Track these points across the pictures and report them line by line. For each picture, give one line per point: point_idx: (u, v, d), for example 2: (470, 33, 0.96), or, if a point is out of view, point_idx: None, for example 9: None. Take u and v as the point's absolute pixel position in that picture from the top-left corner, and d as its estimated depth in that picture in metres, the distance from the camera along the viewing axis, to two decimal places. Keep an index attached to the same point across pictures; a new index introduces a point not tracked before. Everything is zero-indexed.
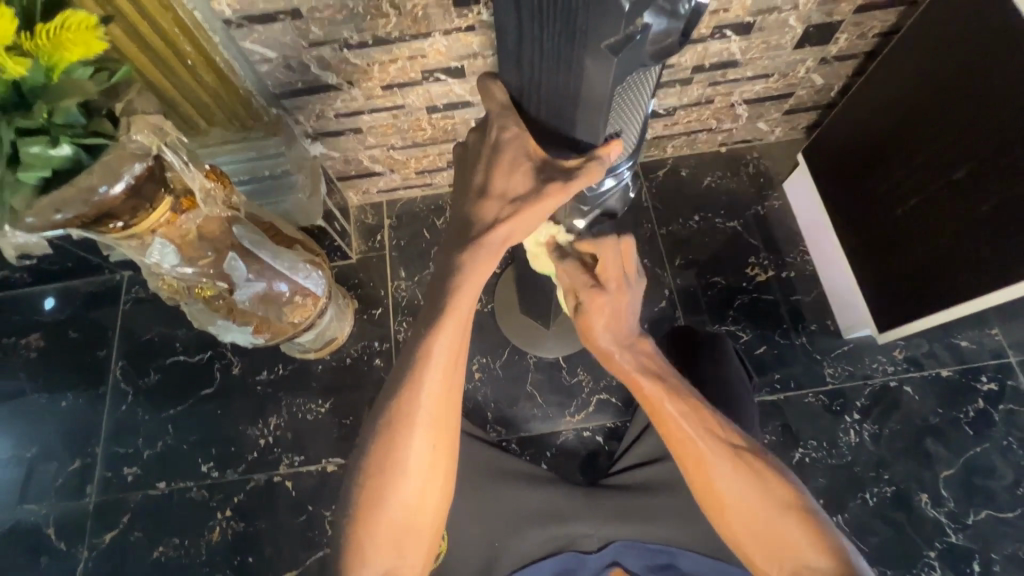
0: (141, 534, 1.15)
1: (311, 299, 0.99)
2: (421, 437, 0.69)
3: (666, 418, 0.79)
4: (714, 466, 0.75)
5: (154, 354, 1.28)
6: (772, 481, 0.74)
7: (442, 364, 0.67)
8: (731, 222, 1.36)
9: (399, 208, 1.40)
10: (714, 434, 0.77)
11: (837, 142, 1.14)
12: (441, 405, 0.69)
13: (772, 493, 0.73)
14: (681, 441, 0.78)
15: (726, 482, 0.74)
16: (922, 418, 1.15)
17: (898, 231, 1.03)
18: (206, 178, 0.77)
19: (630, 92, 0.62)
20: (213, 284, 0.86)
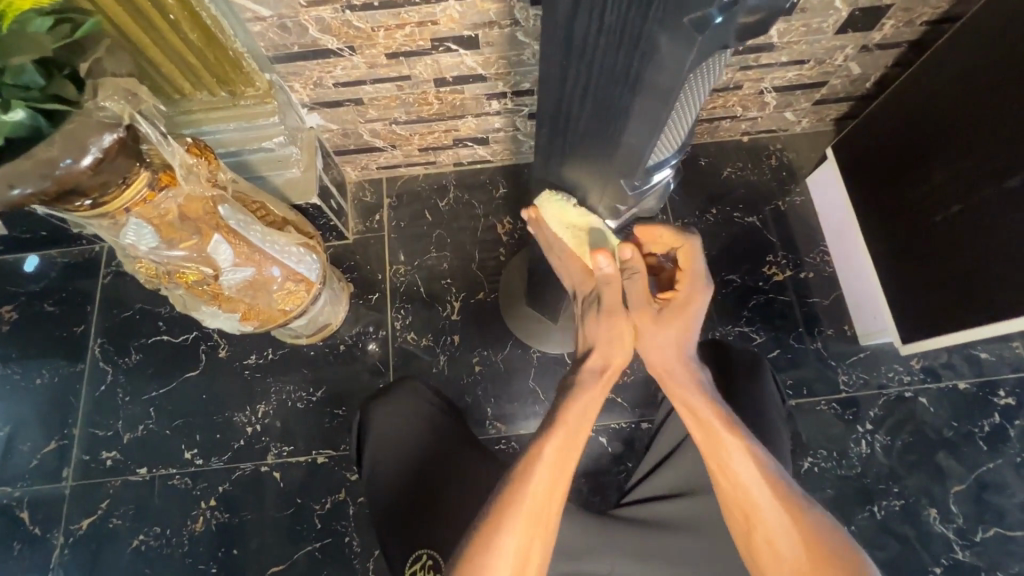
0: (121, 521, 1.10)
1: (304, 286, 0.92)
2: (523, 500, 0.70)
3: (731, 469, 0.74)
4: (770, 520, 0.73)
5: (135, 332, 1.21)
6: (835, 553, 0.71)
7: (577, 413, 0.74)
8: (750, 218, 1.29)
9: (400, 186, 1.32)
10: (782, 494, 0.73)
11: (873, 140, 1.07)
12: (569, 457, 0.73)
13: (837, 565, 0.70)
14: (744, 494, 0.74)
15: (783, 544, 0.72)
16: (936, 431, 1.12)
17: (935, 239, 0.97)
18: (187, 153, 0.70)
19: (694, 83, 0.56)
20: (196, 268, 0.78)
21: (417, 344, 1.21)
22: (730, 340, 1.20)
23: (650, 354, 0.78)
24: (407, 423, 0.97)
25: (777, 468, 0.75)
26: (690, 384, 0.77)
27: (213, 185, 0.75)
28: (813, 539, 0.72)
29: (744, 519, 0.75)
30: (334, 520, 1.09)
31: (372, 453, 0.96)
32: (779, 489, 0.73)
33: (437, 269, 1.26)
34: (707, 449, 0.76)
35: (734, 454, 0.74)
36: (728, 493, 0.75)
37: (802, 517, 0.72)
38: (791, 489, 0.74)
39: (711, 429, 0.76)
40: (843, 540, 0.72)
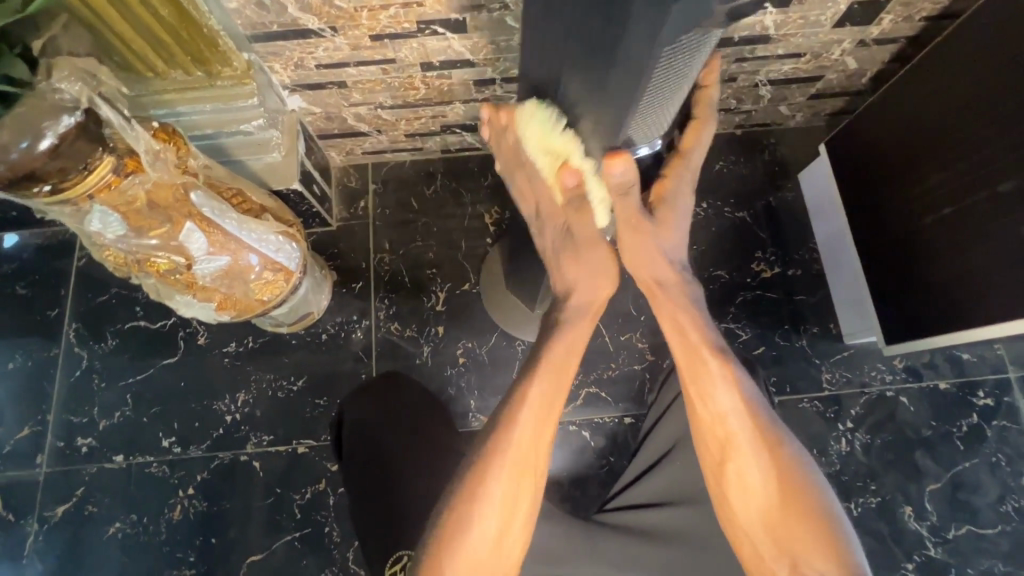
0: (97, 509, 1.08)
1: (283, 276, 0.90)
2: (504, 476, 0.70)
3: (710, 401, 0.74)
4: (744, 453, 0.73)
5: (112, 317, 1.18)
6: (806, 487, 0.71)
7: (561, 353, 0.74)
8: (740, 213, 1.28)
9: (386, 172, 1.29)
10: (761, 426, 0.73)
11: (868, 137, 1.06)
12: (553, 408, 0.73)
13: (806, 498, 0.71)
14: (720, 426, 0.74)
15: (755, 479, 0.72)
16: (915, 430, 1.13)
17: (923, 242, 0.97)
18: (153, 138, 0.70)
19: (679, 59, 0.53)
20: (168, 258, 0.76)
21: (400, 335, 1.19)
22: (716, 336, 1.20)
23: (638, 269, 0.76)
24: (389, 411, 0.98)
25: (756, 393, 0.75)
26: (680, 296, 0.76)
27: (184, 172, 0.74)
28: (785, 472, 0.72)
29: (718, 448, 0.74)
30: (314, 510, 1.08)
31: (349, 441, 0.97)
32: (758, 422, 0.73)
33: (423, 258, 1.24)
34: (690, 376, 0.75)
35: (718, 382, 0.74)
36: (705, 424, 0.75)
37: (775, 452, 0.72)
38: (770, 421, 0.74)
39: (694, 345, 0.75)
40: (815, 473, 0.73)
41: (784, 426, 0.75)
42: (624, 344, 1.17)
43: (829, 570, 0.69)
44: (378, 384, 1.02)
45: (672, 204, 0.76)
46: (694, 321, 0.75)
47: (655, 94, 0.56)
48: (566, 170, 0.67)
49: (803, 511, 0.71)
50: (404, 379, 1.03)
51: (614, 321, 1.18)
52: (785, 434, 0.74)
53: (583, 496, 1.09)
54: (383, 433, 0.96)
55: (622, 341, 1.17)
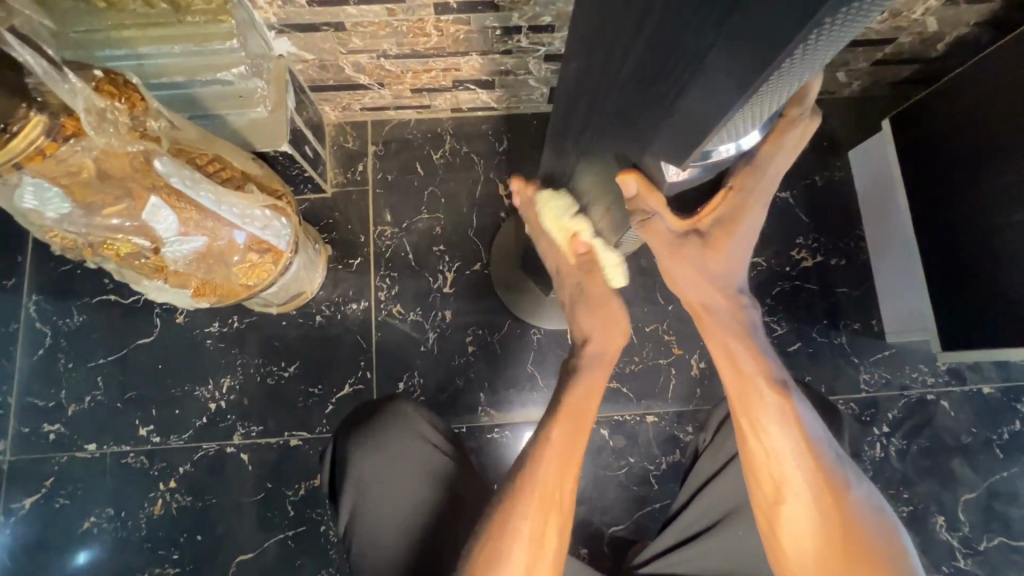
0: (69, 502, 0.99)
1: (271, 257, 0.77)
2: (532, 513, 0.66)
3: (764, 440, 0.65)
4: (801, 495, 0.65)
5: (77, 289, 1.05)
6: (863, 534, 0.65)
7: (579, 396, 0.68)
8: (781, 193, 1.15)
9: (387, 132, 1.13)
10: (822, 465, 0.65)
11: (948, 115, 0.94)
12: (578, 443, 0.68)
13: (861, 545, 0.65)
14: (774, 467, 0.65)
15: (812, 523, 0.65)
16: (954, 436, 1.06)
17: (1005, 242, 0.86)
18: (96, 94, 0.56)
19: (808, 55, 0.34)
20: (128, 240, 0.63)
21: (403, 318, 1.07)
22: None
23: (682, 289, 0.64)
24: (398, 462, 0.77)
25: (815, 431, 0.66)
26: (734, 321, 0.64)
27: (140, 135, 0.61)
28: (841, 518, 0.65)
29: (772, 491, 0.65)
30: (308, 507, 1.00)
31: (350, 495, 0.76)
32: (817, 459, 0.65)
33: (429, 233, 1.11)
34: (744, 412, 0.65)
35: (775, 416, 0.64)
36: (758, 465, 0.66)
37: (833, 496, 0.65)
38: (830, 458, 0.66)
39: (750, 379, 0.65)
40: (876, 513, 0.66)
41: (842, 464, 0.67)
42: (649, 335, 1.07)
43: None
44: (380, 427, 0.78)
45: (737, 228, 0.57)
46: (750, 348, 0.64)
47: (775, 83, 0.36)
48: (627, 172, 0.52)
49: (858, 560, 0.64)
50: (422, 417, 0.81)
51: (639, 310, 1.07)
52: (842, 475, 0.66)
53: (599, 498, 1.01)
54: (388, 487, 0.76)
55: (647, 332, 1.07)
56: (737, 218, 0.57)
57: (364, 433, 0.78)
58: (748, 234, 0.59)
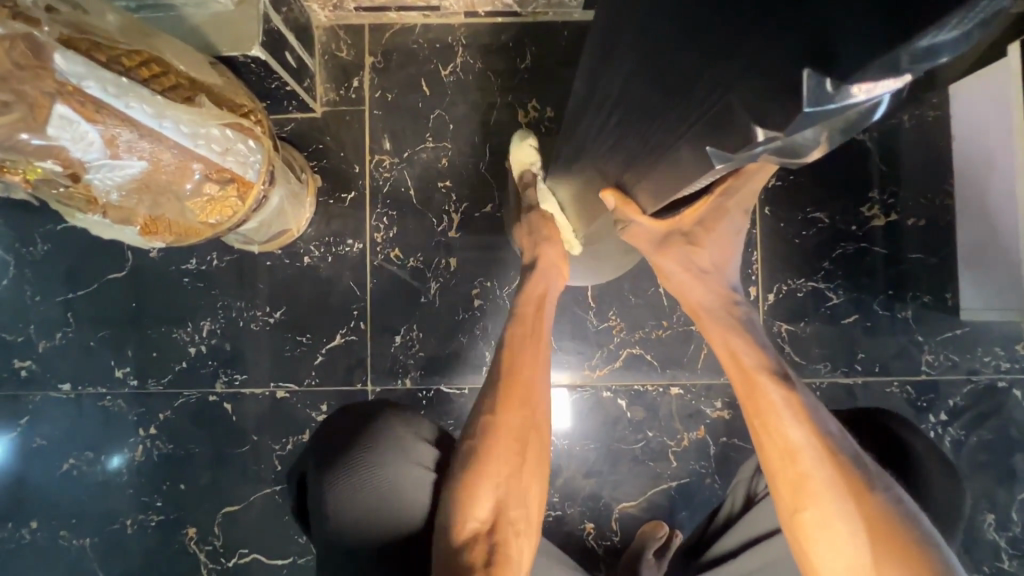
0: (46, 442, 0.93)
1: (237, 188, 0.63)
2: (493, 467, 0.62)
3: (775, 431, 0.55)
4: (826, 499, 0.52)
5: (39, 214, 0.93)
6: (923, 546, 0.49)
7: (529, 308, 0.72)
8: (859, 135, 0.95)
9: (388, 39, 0.95)
10: (843, 464, 0.52)
11: None
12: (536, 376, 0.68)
13: (925, 562, 0.48)
14: (788, 463, 0.54)
15: (845, 541, 0.51)
16: (1021, 429, 0.93)
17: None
18: None
19: None
20: (32, 164, 0.51)
21: (401, 265, 0.95)
22: (801, 296, 0.95)
23: (683, 291, 0.62)
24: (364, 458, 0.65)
25: (838, 428, 0.55)
26: (736, 318, 0.60)
27: (10, 16, 0.45)
28: (891, 528, 0.49)
29: (789, 494, 0.53)
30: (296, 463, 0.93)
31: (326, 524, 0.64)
32: (838, 459, 0.52)
33: (433, 166, 0.95)
34: (749, 403, 0.57)
35: (785, 409, 0.55)
36: (769, 461, 0.55)
37: (870, 495, 0.51)
38: (857, 459, 0.52)
39: (754, 373, 0.57)
40: (931, 536, 0.49)
41: (877, 465, 0.54)
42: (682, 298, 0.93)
43: None
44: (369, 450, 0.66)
45: (717, 227, 0.54)
46: (752, 344, 0.59)
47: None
48: (607, 190, 0.53)
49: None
50: (413, 434, 0.69)
51: None
52: (885, 478, 0.52)
53: (610, 473, 0.92)
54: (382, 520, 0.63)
55: None
56: (719, 216, 0.53)
57: (355, 448, 0.66)
58: (733, 232, 0.56)
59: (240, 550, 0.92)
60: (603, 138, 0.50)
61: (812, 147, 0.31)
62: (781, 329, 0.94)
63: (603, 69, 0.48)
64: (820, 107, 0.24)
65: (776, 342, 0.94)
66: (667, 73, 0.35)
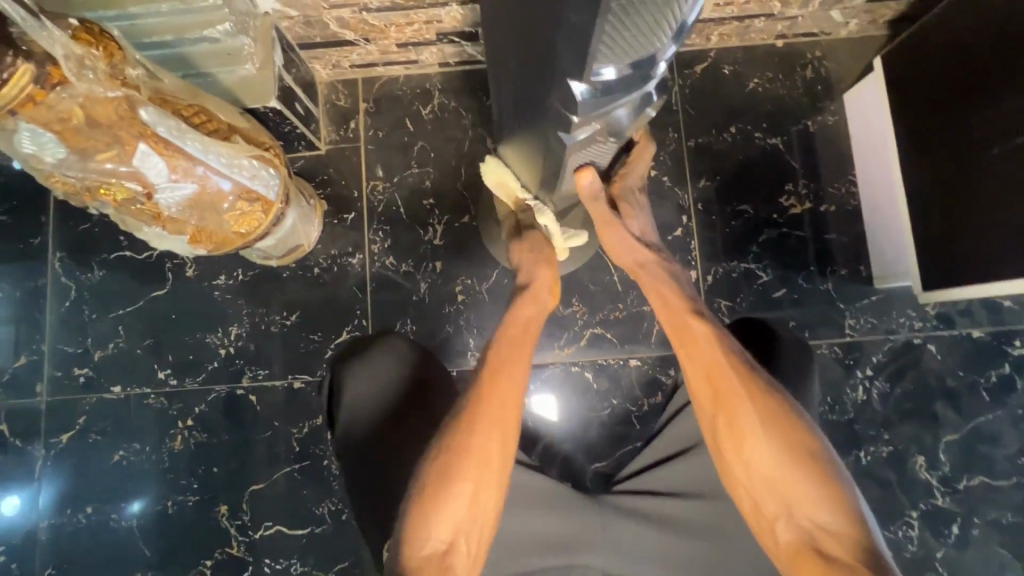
0: (100, 437, 1.09)
1: (261, 206, 0.82)
2: (476, 452, 0.71)
3: (697, 353, 0.74)
4: (737, 401, 0.70)
5: (96, 246, 1.13)
6: (800, 426, 0.68)
7: (516, 325, 0.83)
8: (771, 139, 1.14)
9: (378, 88, 1.16)
10: (746, 374, 0.71)
11: (921, 61, 0.93)
12: (514, 375, 0.78)
13: (802, 440, 0.68)
14: (707, 380, 0.72)
15: (751, 430, 0.69)
16: (939, 380, 1.06)
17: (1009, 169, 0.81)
18: (75, 42, 0.61)
19: (626, 44, 0.44)
20: (122, 184, 0.69)
21: (396, 270, 1.13)
22: (735, 276, 1.11)
23: (623, 255, 0.82)
24: (375, 358, 0.84)
25: (743, 352, 0.74)
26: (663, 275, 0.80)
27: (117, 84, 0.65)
28: (778, 415, 0.69)
29: (710, 400, 0.72)
30: (312, 444, 1.08)
31: (345, 418, 0.82)
32: (743, 371, 0.71)
33: (419, 187, 1.15)
34: (677, 334, 0.76)
35: (704, 337, 0.74)
36: (694, 382, 0.73)
37: (765, 396, 0.70)
38: (756, 372, 0.72)
39: (679, 314, 0.77)
40: (807, 422, 0.70)
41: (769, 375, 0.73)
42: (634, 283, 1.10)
43: (828, 516, 0.65)
44: (374, 355, 0.84)
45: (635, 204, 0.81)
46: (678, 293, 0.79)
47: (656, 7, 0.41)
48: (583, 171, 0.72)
49: (797, 450, 0.68)
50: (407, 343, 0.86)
51: None
52: (775, 383, 0.72)
53: (583, 437, 1.07)
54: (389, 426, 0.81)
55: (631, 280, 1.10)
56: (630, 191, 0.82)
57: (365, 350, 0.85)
58: (637, 206, 0.83)
59: (266, 523, 1.06)
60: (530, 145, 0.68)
61: (618, 128, 0.55)
62: (720, 305, 1.10)
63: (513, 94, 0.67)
64: (587, 101, 0.48)
65: (718, 316, 1.10)
66: (542, 90, 0.53)
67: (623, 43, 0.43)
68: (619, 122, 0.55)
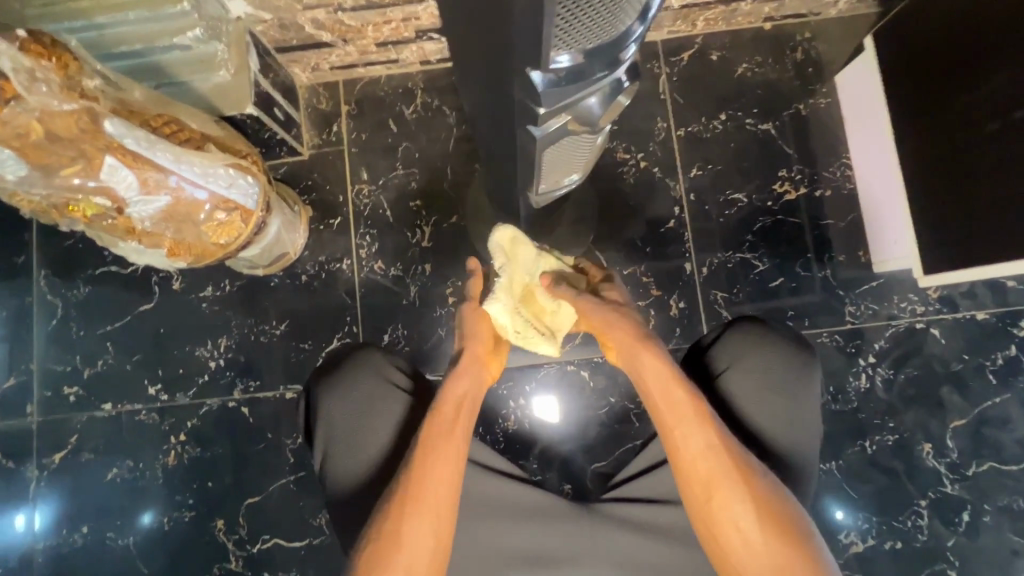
0: (93, 456, 1.08)
1: (240, 215, 0.79)
2: (409, 540, 0.67)
3: (685, 440, 0.69)
4: (726, 489, 0.67)
5: (81, 262, 1.12)
6: (792, 521, 0.66)
7: (451, 400, 0.76)
8: (763, 124, 1.11)
9: (360, 90, 1.14)
10: (734, 458, 0.68)
11: (910, 43, 0.91)
12: (449, 451, 0.71)
13: (792, 526, 0.66)
14: (695, 466, 0.68)
15: (742, 517, 0.66)
16: (944, 364, 1.04)
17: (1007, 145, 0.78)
18: (26, 54, 0.60)
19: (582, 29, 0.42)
20: (90, 200, 0.68)
21: (384, 274, 1.11)
22: (731, 266, 1.08)
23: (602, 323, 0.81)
24: (352, 378, 0.82)
25: (729, 433, 0.71)
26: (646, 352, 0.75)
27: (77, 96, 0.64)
28: (769, 510, 0.66)
29: (701, 489, 0.67)
30: (307, 454, 1.06)
31: (323, 435, 0.80)
32: (731, 455, 0.68)
33: (405, 189, 1.12)
34: (662, 415, 0.71)
35: (692, 420, 0.69)
36: (682, 466, 0.69)
37: (756, 482, 0.67)
38: (743, 454, 0.69)
39: (666, 393, 0.72)
40: (792, 504, 0.68)
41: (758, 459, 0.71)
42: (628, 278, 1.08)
43: None
44: (353, 373, 0.83)
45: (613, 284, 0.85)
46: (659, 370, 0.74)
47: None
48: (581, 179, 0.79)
49: (787, 536, 0.65)
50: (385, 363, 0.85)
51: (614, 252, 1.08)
52: (761, 466, 0.70)
53: (582, 438, 1.05)
54: (364, 443, 0.79)
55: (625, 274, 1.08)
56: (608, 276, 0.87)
57: (341, 369, 0.83)
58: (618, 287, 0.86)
59: (263, 536, 1.05)
60: (505, 156, 0.66)
61: (592, 118, 0.54)
62: (717, 296, 1.08)
63: (477, 112, 0.66)
64: (545, 91, 0.46)
65: (715, 308, 1.07)
66: (505, 94, 0.51)
67: (577, 29, 0.42)
68: (592, 112, 0.53)
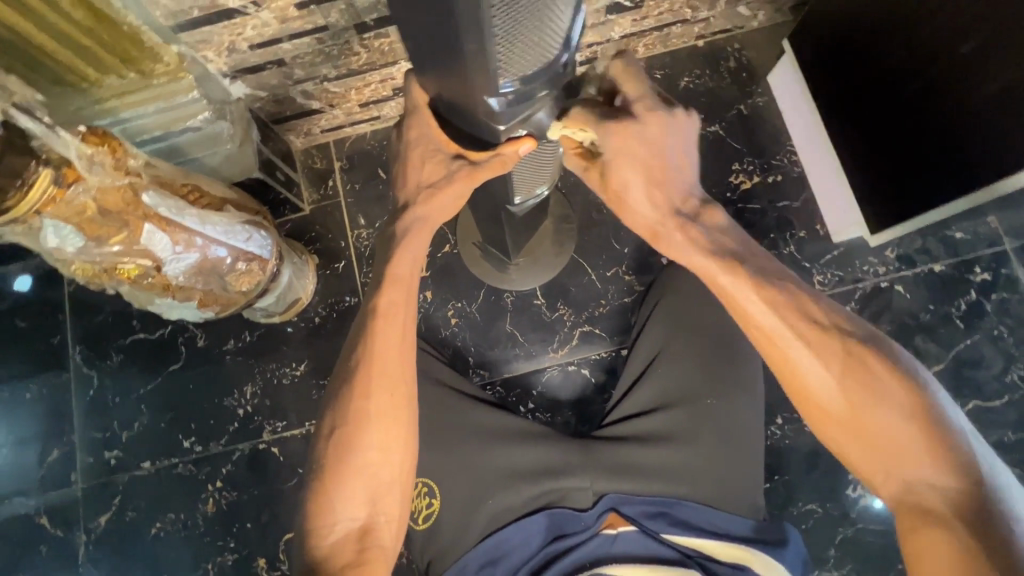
0: (137, 513, 1.14)
1: (258, 264, 0.90)
2: (375, 428, 0.73)
3: (754, 321, 0.75)
4: (804, 362, 0.73)
5: (112, 334, 1.21)
6: (880, 384, 0.70)
7: (408, 263, 0.75)
8: (711, 127, 1.24)
9: (349, 147, 1.27)
10: (809, 333, 0.73)
11: (814, 39, 1.05)
12: (401, 333, 0.75)
13: (880, 390, 0.70)
14: (768, 337, 0.75)
15: (824, 383, 0.72)
16: (913, 316, 1.12)
17: (915, 108, 0.92)
18: (86, 142, 0.70)
19: (522, 56, 0.55)
20: (134, 262, 0.79)
21: None
22: None
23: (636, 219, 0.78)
24: None
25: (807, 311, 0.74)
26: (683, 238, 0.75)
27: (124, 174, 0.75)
28: (850, 372, 0.71)
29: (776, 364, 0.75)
30: None
31: None
32: (803, 331, 0.73)
33: None
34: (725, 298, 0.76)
35: (758, 302, 0.74)
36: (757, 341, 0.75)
37: (844, 355, 0.72)
38: (819, 329, 0.73)
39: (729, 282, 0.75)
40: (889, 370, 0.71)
41: (864, 336, 0.74)
42: (612, 278, 1.17)
43: (918, 462, 0.68)
44: None
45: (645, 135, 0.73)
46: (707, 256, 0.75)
47: (535, 26, 0.53)
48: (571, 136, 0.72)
49: (883, 399, 0.70)
50: None
51: (596, 258, 1.18)
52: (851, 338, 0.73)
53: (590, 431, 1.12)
54: None
55: (609, 276, 1.17)
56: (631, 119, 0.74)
57: None
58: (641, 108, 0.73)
59: None
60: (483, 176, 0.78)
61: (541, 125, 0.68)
62: None
63: None
64: (502, 110, 0.60)
65: None
66: (475, 122, 0.64)
67: (517, 60, 0.55)
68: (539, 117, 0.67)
